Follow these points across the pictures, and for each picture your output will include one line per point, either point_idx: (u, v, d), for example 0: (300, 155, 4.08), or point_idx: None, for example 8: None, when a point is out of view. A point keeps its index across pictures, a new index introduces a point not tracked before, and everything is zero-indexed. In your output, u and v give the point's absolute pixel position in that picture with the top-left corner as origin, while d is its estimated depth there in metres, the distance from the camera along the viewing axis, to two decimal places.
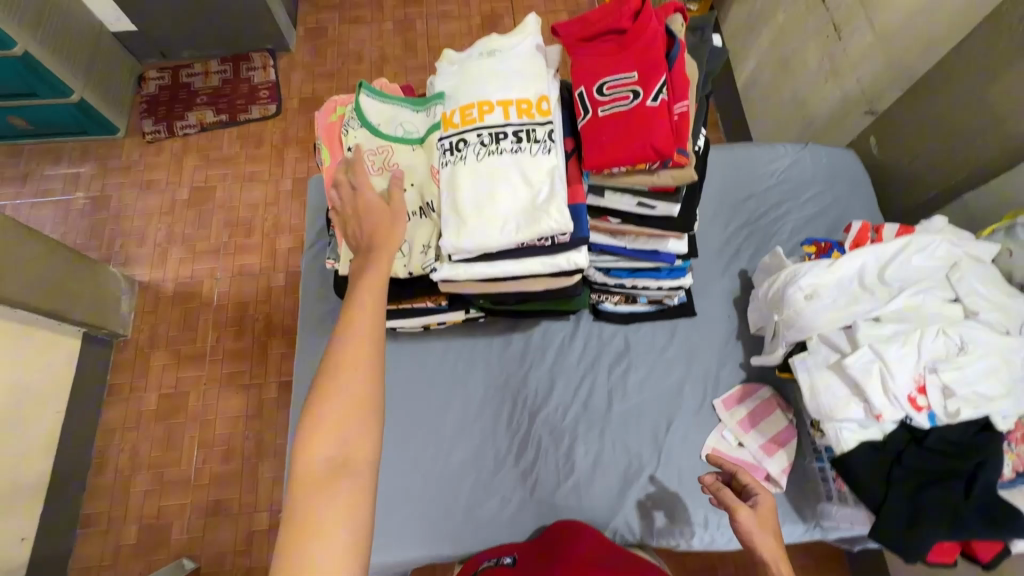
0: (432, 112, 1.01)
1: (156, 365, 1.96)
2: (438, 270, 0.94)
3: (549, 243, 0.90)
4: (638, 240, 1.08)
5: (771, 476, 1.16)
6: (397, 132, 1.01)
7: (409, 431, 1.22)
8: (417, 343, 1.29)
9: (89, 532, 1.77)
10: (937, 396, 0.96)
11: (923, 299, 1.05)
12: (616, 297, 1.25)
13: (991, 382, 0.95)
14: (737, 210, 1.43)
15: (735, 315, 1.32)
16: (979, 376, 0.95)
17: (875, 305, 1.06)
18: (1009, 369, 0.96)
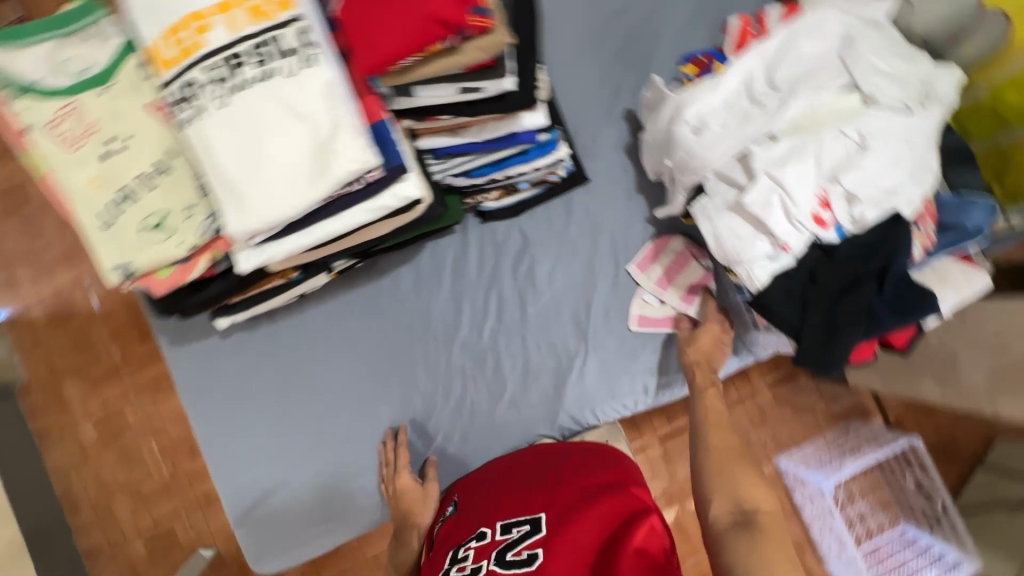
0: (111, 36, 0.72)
1: None
2: (242, 259, 0.74)
3: (361, 185, 0.70)
4: (486, 130, 0.88)
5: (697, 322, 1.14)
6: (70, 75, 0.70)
7: (328, 407, 1.12)
8: (300, 313, 1.13)
9: None
10: (841, 206, 0.87)
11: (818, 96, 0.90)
12: (495, 193, 1.09)
13: (894, 172, 0.86)
14: (607, 36, 1.18)
15: (630, 166, 1.17)
16: (883, 169, 0.85)
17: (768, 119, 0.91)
18: (911, 152, 0.87)
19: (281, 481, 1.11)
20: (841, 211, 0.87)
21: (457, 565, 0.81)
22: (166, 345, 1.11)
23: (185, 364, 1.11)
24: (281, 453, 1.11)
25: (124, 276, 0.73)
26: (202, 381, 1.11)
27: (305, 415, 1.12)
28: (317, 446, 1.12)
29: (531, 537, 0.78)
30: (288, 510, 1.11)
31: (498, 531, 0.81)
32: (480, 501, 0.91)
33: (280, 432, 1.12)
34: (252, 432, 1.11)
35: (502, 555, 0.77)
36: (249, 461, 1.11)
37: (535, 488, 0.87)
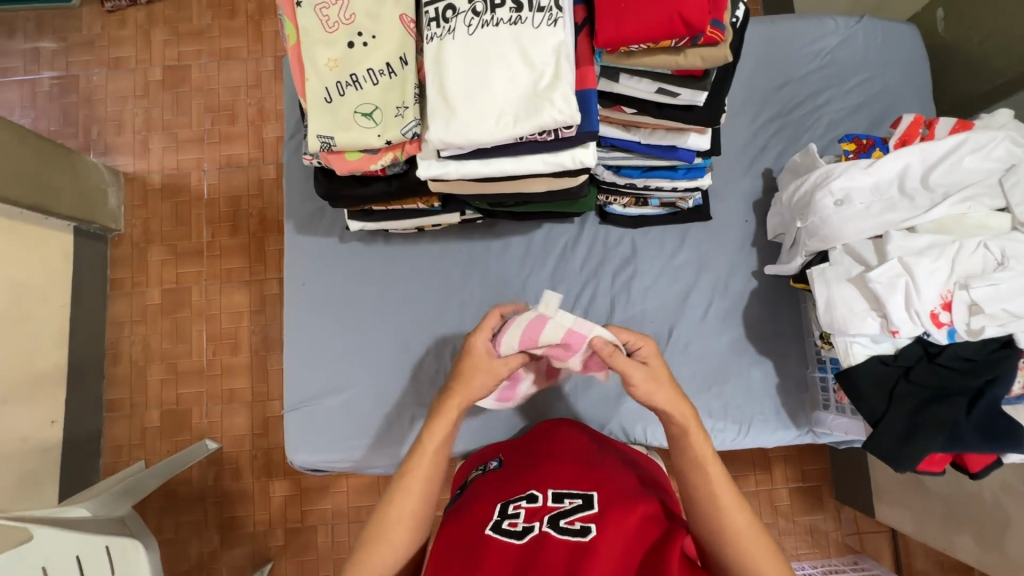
0: None
1: (155, 260, 1.91)
2: (425, 167, 0.83)
3: (551, 138, 0.78)
4: (654, 135, 0.95)
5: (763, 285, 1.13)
6: None
7: (406, 335, 1.19)
8: (413, 245, 1.22)
9: (115, 416, 1.85)
10: (963, 313, 0.89)
11: (966, 208, 0.94)
12: (625, 199, 1.15)
13: None
14: (768, 100, 1.26)
15: (753, 220, 1.22)
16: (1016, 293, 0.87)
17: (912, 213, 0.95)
18: None
19: (340, 386, 1.17)
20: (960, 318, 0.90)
21: (506, 519, 0.77)
22: (290, 232, 1.22)
23: (299, 253, 1.21)
24: (350, 361, 1.18)
25: (324, 146, 0.83)
26: (307, 275, 1.20)
27: (383, 335, 1.19)
28: (383, 367, 1.18)
29: (584, 512, 0.76)
30: (337, 415, 1.16)
31: (550, 498, 0.80)
32: (525, 468, 0.89)
33: (356, 343, 1.19)
34: (332, 334, 1.19)
35: (554, 521, 0.75)
36: (319, 358, 1.18)
37: (586, 472, 0.86)
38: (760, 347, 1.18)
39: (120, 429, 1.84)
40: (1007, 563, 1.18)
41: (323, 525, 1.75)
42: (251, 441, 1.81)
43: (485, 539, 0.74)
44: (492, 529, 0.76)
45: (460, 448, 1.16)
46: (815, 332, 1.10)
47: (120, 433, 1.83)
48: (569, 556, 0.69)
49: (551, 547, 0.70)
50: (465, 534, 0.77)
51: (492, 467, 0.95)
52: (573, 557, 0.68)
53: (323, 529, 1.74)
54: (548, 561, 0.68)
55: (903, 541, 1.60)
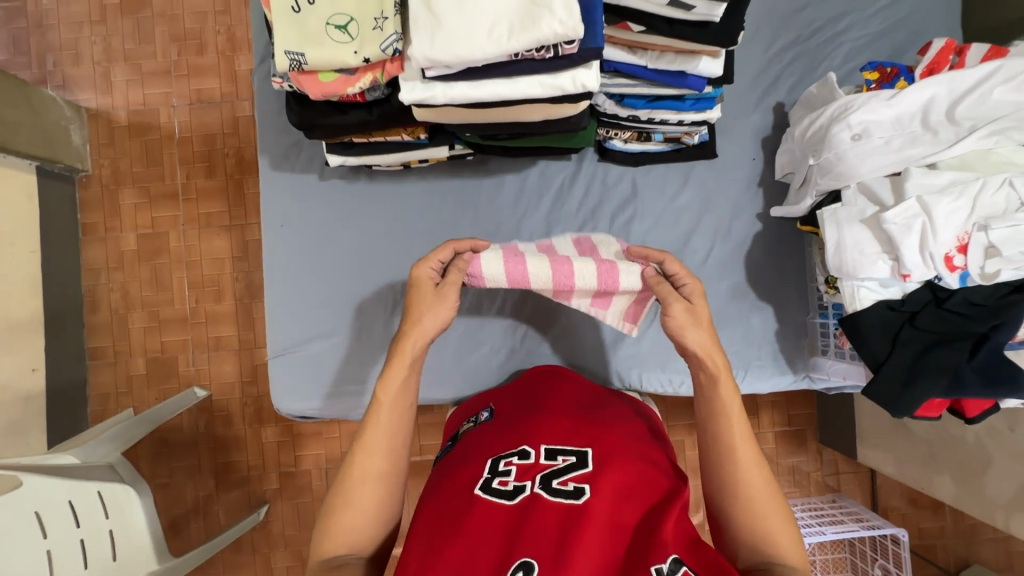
0: None
1: (127, 203, 1.80)
2: (408, 90, 0.74)
3: (551, 55, 0.69)
4: (662, 59, 0.86)
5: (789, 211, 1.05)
6: None
7: (394, 279, 1.13)
8: (399, 184, 1.14)
9: (99, 364, 1.80)
10: (979, 254, 0.85)
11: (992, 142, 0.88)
12: (628, 133, 1.06)
13: None
14: (784, 25, 1.15)
15: (760, 158, 1.15)
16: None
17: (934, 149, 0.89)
18: None
19: (326, 333, 1.12)
20: (974, 260, 0.85)
21: (496, 477, 0.75)
22: (267, 169, 1.13)
23: (277, 192, 1.13)
24: (337, 306, 1.13)
25: (294, 65, 0.73)
26: (287, 217, 1.13)
27: (370, 280, 1.13)
28: (370, 313, 1.13)
29: (577, 471, 0.74)
30: (324, 362, 1.12)
31: (543, 455, 0.77)
32: (518, 420, 0.86)
33: (341, 287, 1.13)
34: (317, 278, 1.13)
35: (546, 481, 0.73)
36: (304, 304, 1.13)
37: (580, 424, 0.83)
38: (761, 292, 1.15)
39: (104, 378, 1.79)
40: (985, 502, 1.21)
41: (317, 469, 1.76)
42: (240, 389, 1.79)
43: (475, 499, 0.73)
44: (483, 488, 0.74)
45: (452, 395, 1.14)
46: (819, 276, 1.06)
47: (105, 382, 1.79)
48: (561, 520, 0.67)
49: (542, 510, 0.69)
50: (454, 493, 0.75)
51: (482, 419, 0.93)
52: (566, 521, 0.67)
53: (317, 474, 1.75)
54: (540, 525, 0.67)
55: (884, 481, 1.65)
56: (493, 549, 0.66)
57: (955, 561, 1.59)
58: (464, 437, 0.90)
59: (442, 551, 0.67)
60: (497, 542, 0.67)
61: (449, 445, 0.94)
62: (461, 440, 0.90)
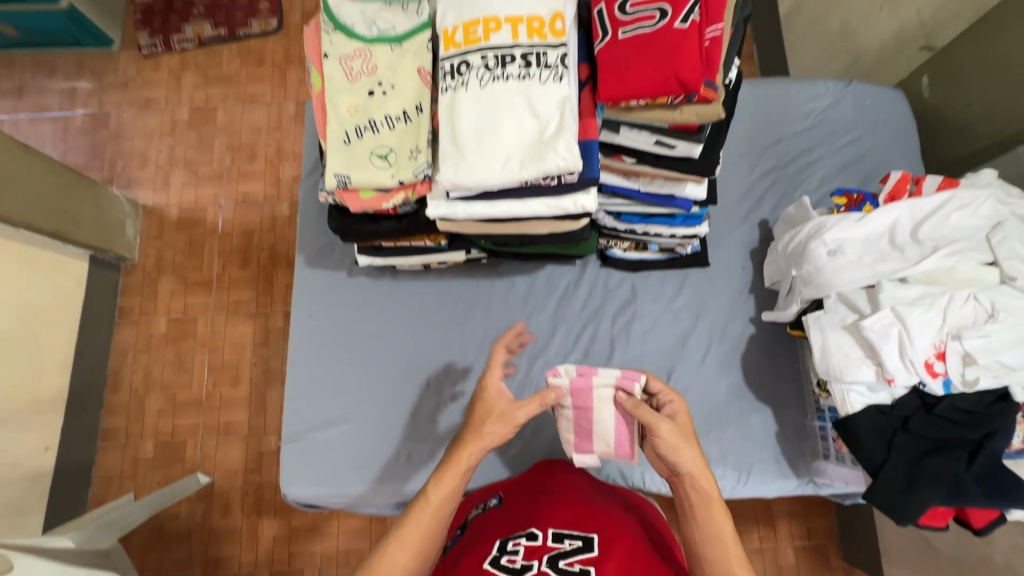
0: (415, 10, 0.90)
1: (164, 290, 1.95)
2: (434, 206, 0.88)
3: (555, 183, 0.83)
4: (653, 184, 0.99)
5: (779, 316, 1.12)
6: (372, 32, 0.90)
7: (406, 368, 1.20)
8: (419, 281, 1.26)
9: (109, 445, 1.83)
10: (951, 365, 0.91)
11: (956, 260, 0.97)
12: (626, 243, 1.19)
13: (1017, 352, 0.89)
14: (764, 155, 1.32)
15: (750, 267, 1.26)
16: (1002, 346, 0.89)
17: (902, 266, 0.99)
18: None
19: (339, 419, 1.18)
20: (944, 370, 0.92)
21: (504, 555, 0.76)
22: (301, 264, 1.26)
23: (308, 285, 1.25)
24: (352, 393, 1.19)
25: (341, 184, 0.88)
26: (313, 307, 1.24)
27: (384, 369, 1.21)
28: (382, 400, 1.19)
29: (584, 553, 0.75)
30: (334, 447, 1.16)
31: (551, 537, 0.78)
32: (525, 508, 0.88)
33: (357, 375, 1.20)
34: (335, 366, 1.21)
35: (553, 560, 0.73)
36: (320, 390, 1.19)
37: (587, 513, 0.85)
38: (759, 393, 1.19)
39: (112, 459, 1.82)
40: None
41: (311, 568, 1.70)
42: (243, 477, 1.79)
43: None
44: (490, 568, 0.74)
45: None
46: (813, 378, 1.11)
47: (112, 463, 1.81)
48: None
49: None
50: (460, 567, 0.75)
51: (492, 505, 0.94)
52: None
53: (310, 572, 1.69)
54: None
55: None
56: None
57: None
58: (473, 524, 0.91)
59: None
60: None
61: (457, 534, 0.94)
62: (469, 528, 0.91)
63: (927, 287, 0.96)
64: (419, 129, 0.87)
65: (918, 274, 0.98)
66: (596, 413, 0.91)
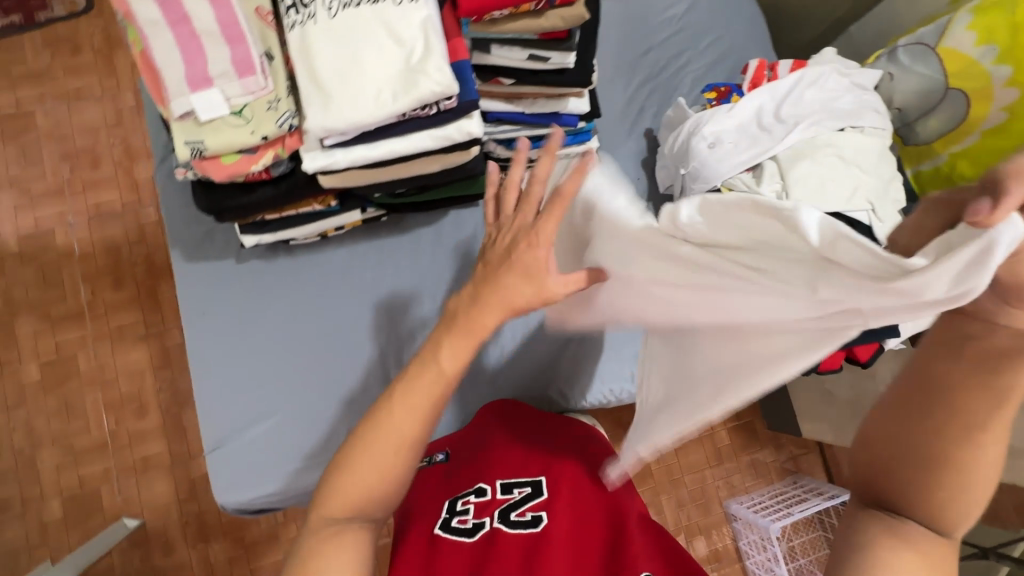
0: None
1: (26, 332, 1.79)
2: (308, 160, 0.80)
3: (432, 111, 0.79)
4: (536, 104, 0.98)
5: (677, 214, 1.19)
6: None
7: (325, 345, 1.14)
8: (318, 253, 1.17)
9: (8, 515, 1.70)
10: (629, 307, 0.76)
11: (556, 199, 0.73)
12: (524, 173, 1.18)
13: (856, 201, 1.01)
14: (637, 67, 1.36)
15: (644, 177, 1.30)
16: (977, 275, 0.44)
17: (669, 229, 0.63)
18: (868, 186, 1.03)
19: (266, 412, 1.10)
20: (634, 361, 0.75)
21: (455, 517, 0.79)
22: (179, 261, 1.12)
23: (194, 282, 1.12)
24: (272, 387, 1.11)
25: (195, 152, 0.78)
26: (204, 303, 1.12)
27: (301, 353, 1.13)
28: (306, 384, 1.12)
29: (536, 498, 0.79)
30: (265, 447, 1.08)
31: (500, 490, 0.82)
32: (475, 463, 0.91)
33: (273, 366, 1.12)
34: (245, 360, 1.11)
35: (505, 514, 0.77)
36: (234, 390, 1.10)
37: (533, 454, 0.89)
38: None
39: (16, 529, 1.70)
40: None
41: None
42: (178, 507, 1.76)
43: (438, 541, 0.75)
44: (444, 529, 0.77)
45: None
46: None
47: (16, 533, 1.69)
48: (524, 548, 0.71)
49: (503, 541, 0.72)
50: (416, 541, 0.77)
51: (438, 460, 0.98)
52: (528, 547, 0.70)
53: None
54: (503, 554, 0.70)
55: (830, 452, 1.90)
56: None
57: None
58: (422, 483, 0.93)
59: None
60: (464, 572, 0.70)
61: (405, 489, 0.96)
62: (417, 483, 0.93)
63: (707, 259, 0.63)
64: (277, 77, 0.79)
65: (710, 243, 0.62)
66: (190, 13, 0.75)
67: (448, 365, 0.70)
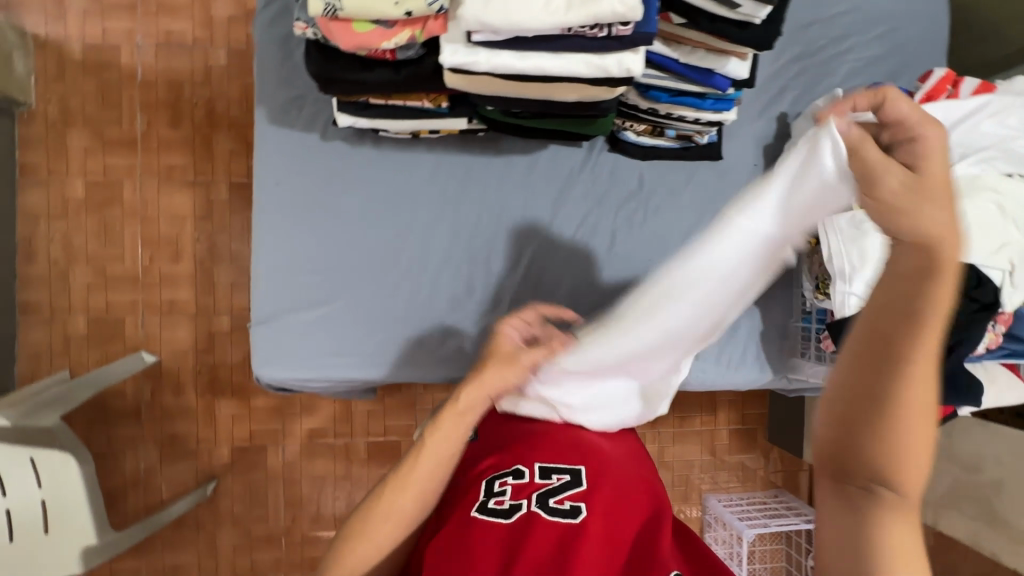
0: None
1: (76, 146, 1.75)
2: (448, 52, 0.71)
3: (601, 34, 0.69)
4: (694, 55, 0.88)
5: None
6: None
7: (389, 251, 1.09)
8: (404, 153, 1.10)
9: (32, 319, 1.74)
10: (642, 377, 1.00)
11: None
12: (642, 126, 1.08)
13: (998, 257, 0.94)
14: (793, 39, 1.19)
15: (761, 164, 1.19)
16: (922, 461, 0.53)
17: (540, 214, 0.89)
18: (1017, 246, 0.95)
19: (318, 300, 1.07)
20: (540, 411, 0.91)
21: (492, 498, 0.76)
22: (262, 121, 1.05)
23: (273, 147, 1.06)
24: (329, 276, 1.08)
25: (327, 10, 0.69)
26: (277, 173, 1.06)
27: (364, 251, 1.09)
28: (363, 284, 1.09)
29: (575, 489, 0.76)
30: (310, 332, 1.07)
31: (538, 473, 0.78)
32: (510, 438, 0.87)
33: (333, 257, 1.08)
34: (306, 243, 1.07)
35: (543, 499, 0.74)
36: (290, 270, 1.07)
37: (575, 441, 0.85)
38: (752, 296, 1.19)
39: (38, 334, 1.74)
40: None
41: (273, 445, 1.85)
42: (195, 356, 1.81)
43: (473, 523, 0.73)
44: (480, 511, 0.74)
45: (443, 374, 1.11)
46: (810, 282, 1.12)
47: (38, 338, 1.74)
48: (558, 536, 0.69)
49: (540, 528, 0.70)
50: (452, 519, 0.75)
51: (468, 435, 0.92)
52: (563, 539, 0.69)
53: (273, 449, 1.84)
54: (538, 542, 0.69)
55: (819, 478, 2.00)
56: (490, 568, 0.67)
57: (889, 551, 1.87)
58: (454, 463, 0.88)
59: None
60: (497, 558, 0.68)
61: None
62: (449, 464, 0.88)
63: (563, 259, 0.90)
64: None
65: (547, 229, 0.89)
66: None
67: (441, 450, 0.77)
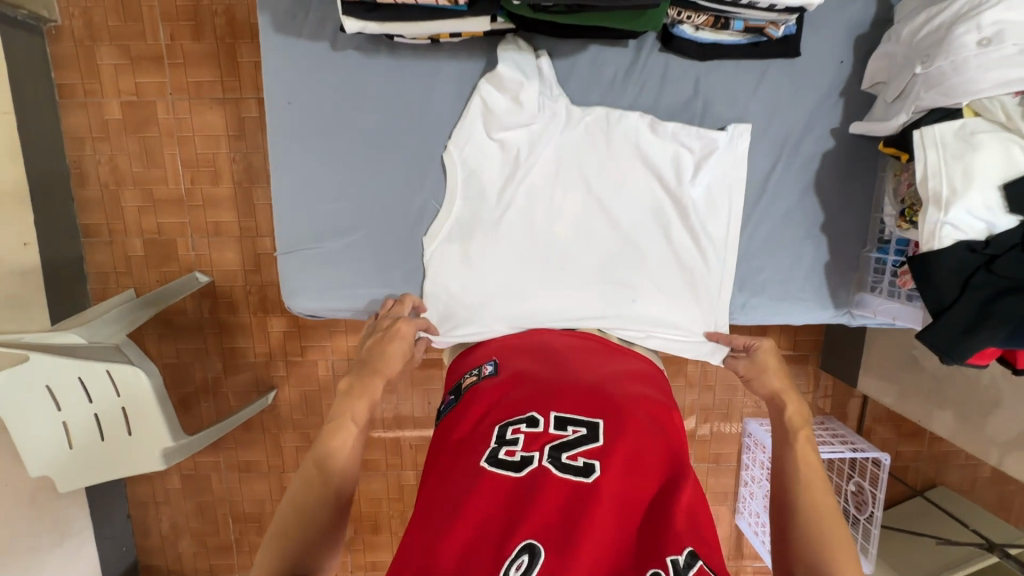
0: None
1: (107, 64, 1.70)
2: None
3: None
4: None
5: (885, 126, 0.90)
6: None
7: (412, 175, 1.01)
8: (424, 61, 0.97)
9: (94, 243, 1.81)
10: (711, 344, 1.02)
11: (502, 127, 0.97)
12: (704, 18, 0.89)
13: None
14: None
15: (850, 60, 0.98)
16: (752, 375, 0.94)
17: (465, 187, 1.00)
18: None
19: (342, 229, 1.03)
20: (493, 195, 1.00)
21: (503, 447, 0.70)
22: (267, 31, 0.95)
23: (281, 60, 0.96)
24: (352, 204, 1.02)
25: None
26: (290, 91, 0.97)
27: (385, 175, 1.01)
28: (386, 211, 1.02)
29: (590, 444, 0.70)
30: (338, 263, 1.04)
31: (552, 424, 0.73)
32: (524, 382, 0.80)
33: (354, 182, 1.01)
34: (326, 169, 1.01)
35: (555, 453, 0.69)
36: (312, 199, 1.01)
37: (593, 392, 0.78)
38: (820, 221, 1.04)
39: (102, 256, 1.82)
40: (981, 438, 1.43)
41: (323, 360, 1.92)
42: (244, 276, 1.85)
43: (480, 472, 0.68)
44: (488, 460, 0.69)
45: None
46: (897, 206, 0.96)
47: (103, 260, 1.82)
48: (568, 498, 0.64)
49: (549, 488, 0.65)
50: (459, 461, 0.71)
51: (487, 373, 0.86)
52: (574, 500, 0.64)
53: (322, 364, 1.92)
54: (546, 501, 0.64)
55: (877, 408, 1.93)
56: (495, 524, 0.62)
57: (921, 480, 1.95)
58: (469, 397, 0.83)
59: (445, 531, 0.62)
60: (500, 515, 0.63)
61: (451, 400, 0.88)
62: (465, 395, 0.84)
63: (459, 229, 1.01)
64: None
65: (460, 218, 1.01)
66: None
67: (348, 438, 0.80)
